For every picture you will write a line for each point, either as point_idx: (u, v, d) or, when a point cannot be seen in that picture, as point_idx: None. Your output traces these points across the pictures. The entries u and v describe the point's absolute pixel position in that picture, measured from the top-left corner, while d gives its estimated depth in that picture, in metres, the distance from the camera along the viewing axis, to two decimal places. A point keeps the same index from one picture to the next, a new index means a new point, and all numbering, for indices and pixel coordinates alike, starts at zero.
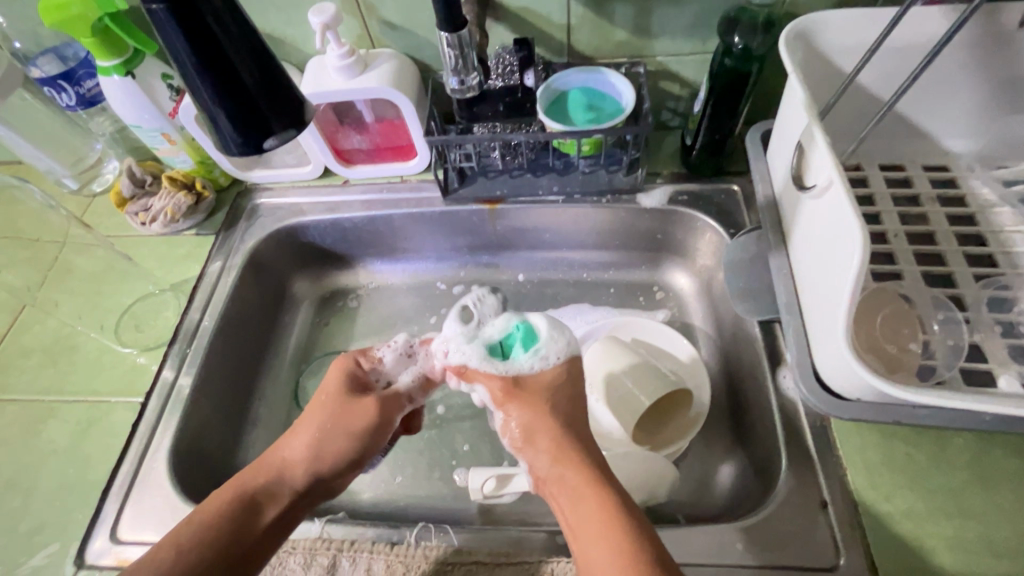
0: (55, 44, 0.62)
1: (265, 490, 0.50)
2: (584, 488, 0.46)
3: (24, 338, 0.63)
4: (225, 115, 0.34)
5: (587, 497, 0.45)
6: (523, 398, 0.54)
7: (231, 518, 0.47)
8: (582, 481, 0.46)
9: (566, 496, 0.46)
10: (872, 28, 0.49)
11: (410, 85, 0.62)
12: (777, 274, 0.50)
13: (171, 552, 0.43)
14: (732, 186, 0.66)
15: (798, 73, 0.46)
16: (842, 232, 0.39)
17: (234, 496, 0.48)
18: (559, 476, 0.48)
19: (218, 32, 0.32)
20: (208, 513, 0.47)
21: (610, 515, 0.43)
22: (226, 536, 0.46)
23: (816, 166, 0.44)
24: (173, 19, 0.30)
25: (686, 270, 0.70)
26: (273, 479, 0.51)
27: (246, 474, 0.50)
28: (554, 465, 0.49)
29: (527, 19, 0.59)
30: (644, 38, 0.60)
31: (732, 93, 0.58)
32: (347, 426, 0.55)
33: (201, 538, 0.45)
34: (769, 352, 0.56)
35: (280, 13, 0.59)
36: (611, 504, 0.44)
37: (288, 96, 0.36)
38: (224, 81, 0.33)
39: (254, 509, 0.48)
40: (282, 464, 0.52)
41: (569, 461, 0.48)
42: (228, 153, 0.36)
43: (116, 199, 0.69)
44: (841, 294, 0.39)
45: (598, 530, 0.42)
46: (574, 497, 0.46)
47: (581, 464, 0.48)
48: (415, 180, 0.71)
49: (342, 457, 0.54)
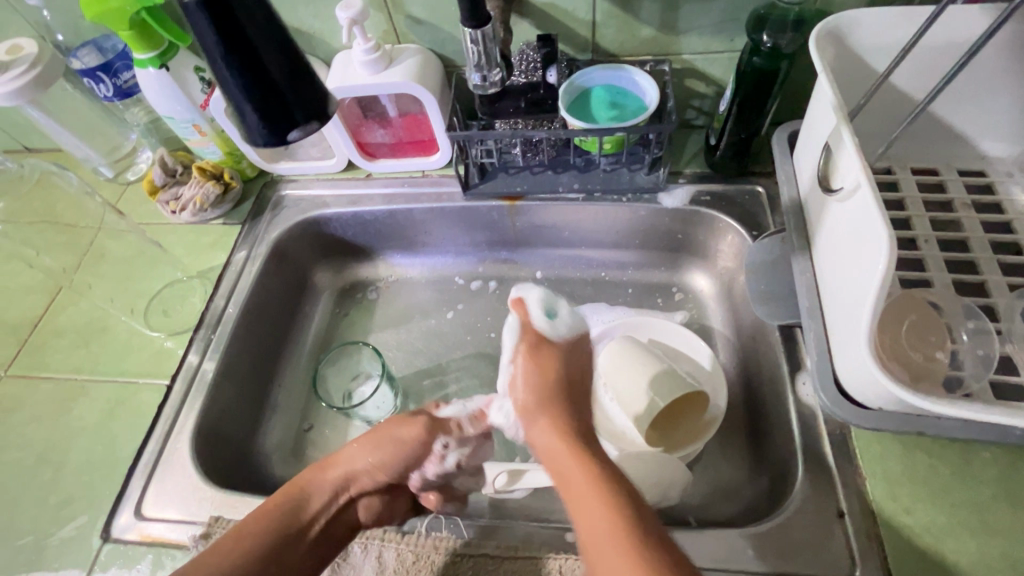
0: (96, 37, 0.65)
1: (316, 499, 0.53)
2: (577, 468, 0.46)
3: (59, 319, 0.66)
4: (250, 105, 0.35)
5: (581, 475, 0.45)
6: (546, 361, 0.59)
7: (286, 519, 0.50)
8: (578, 460, 0.46)
9: (561, 475, 0.47)
10: (908, 25, 0.47)
11: (435, 80, 0.62)
12: (800, 278, 0.49)
13: (230, 541, 0.47)
14: (756, 187, 0.65)
15: (828, 73, 0.45)
16: (867, 239, 0.38)
17: (288, 497, 0.52)
18: (556, 456, 0.49)
19: (245, 22, 0.33)
20: (265, 508, 0.50)
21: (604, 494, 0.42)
22: (281, 535, 0.49)
23: (843, 168, 0.43)
24: (203, 10, 0.31)
25: (706, 271, 0.70)
26: (325, 487, 0.54)
27: (297, 478, 0.54)
28: (551, 447, 0.50)
29: (553, 16, 0.59)
30: (671, 36, 0.59)
31: (759, 92, 0.57)
32: (399, 453, 0.57)
33: (257, 530, 0.48)
34: (788, 357, 0.55)
35: (308, 7, 0.60)
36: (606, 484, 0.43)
37: (314, 90, 0.37)
38: (251, 73, 0.34)
39: (303, 506, 0.52)
40: (334, 465, 0.55)
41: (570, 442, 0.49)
42: (253, 144, 0.37)
43: (148, 187, 0.71)
44: (864, 300, 0.38)
45: (591, 508, 0.41)
46: (567, 475, 0.46)
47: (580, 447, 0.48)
48: (437, 175, 0.72)
49: (384, 481, 0.57)
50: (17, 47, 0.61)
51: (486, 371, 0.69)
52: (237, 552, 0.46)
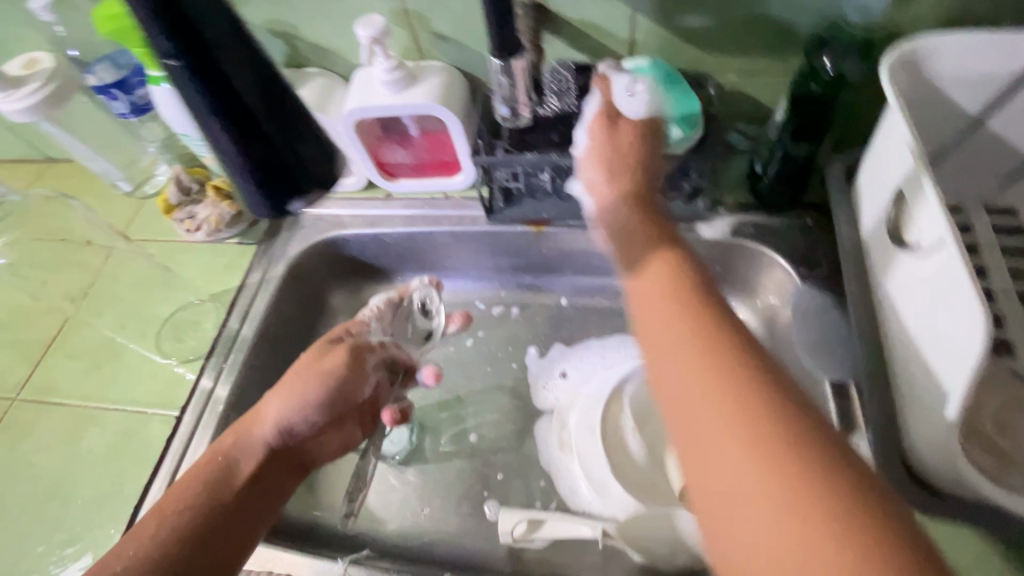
0: (111, 52, 0.63)
1: (243, 459, 0.46)
2: (697, 362, 0.30)
3: (71, 342, 0.64)
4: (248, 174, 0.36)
5: (705, 379, 0.29)
6: (623, 137, 0.48)
7: (209, 489, 0.44)
8: (697, 347, 0.30)
9: (664, 363, 0.31)
10: (1006, 55, 0.41)
11: (459, 100, 0.58)
12: (861, 336, 0.44)
13: (153, 521, 0.40)
14: (806, 221, 0.59)
15: (904, 109, 0.39)
16: (954, 313, 0.33)
17: (209, 465, 0.45)
18: (654, 334, 0.33)
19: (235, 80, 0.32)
20: (179, 490, 0.43)
21: (750, 414, 0.27)
22: (208, 506, 0.43)
23: (923, 223, 0.37)
24: (193, 79, 0.31)
25: (744, 302, 0.64)
26: (245, 444, 0.47)
27: (218, 442, 0.47)
28: (651, 321, 0.34)
29: (589, 33, 0.55)
30: (717, 56, 0.54)
31: (817, 120, 0.52)
32: (311, 381, 0.49)
33: (179, 510, 0.42)
34: (841, 415, 0.50)
35: (327, 23, 0.57)
36: (757, 404, 0.27)
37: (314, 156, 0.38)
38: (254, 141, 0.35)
39: (229, 474, 0.45)
40: (249, 419, 0.49)
41: (681, 312, 0.33)
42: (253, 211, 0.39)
43: (163, 206, 0.69)
44: (953, 384, 0.33)
45: (724, 434, 0.27)
46: (674, 368, 0.31)
47: (700, 323, 0.32)
48: (459, 196, 0.68)
49: (313, 420, 0.50)
50: (33, 61, 0.60)
51: (507, 406, 0.66)
52: (164, 531, 0.40)
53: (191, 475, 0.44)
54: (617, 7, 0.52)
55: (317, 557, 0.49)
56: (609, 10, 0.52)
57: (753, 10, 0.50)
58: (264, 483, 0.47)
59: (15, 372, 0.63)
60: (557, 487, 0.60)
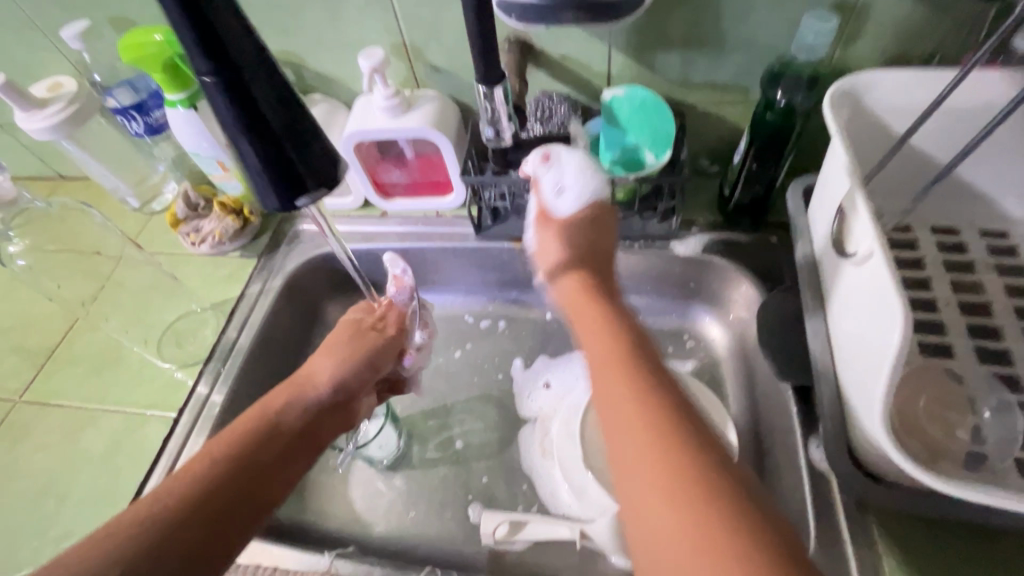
0: (131, 77, 0.68)
1: (291, 412, 0.50)
2: (641, 424, 0.35)
3: (75, 346, 0.67)
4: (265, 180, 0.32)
5: (649, 440, 0.34)
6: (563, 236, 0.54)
7: (260, 435, 0.47)
8: (642, 410, 0.36)
9: (618, 423, 0.37)
10: (929, 86, 0.47)
11: (451, 125, 0.64)
12: (813, 340, 0.48)
13: (201, 465, 0.43)
14: (771, 238, 0.64)
15: (842, 135, 0.44)
16: (881, 312, 0.37)
17: (263, 416, 0.49)
18: (609, 403, 0.38)
19: (263, 105, 0.30)
20: (233, 431, 0.46)
21: (683, 472, 0.32)
22: (254, 449, 0.46)
23: (858, 234, 0.42)
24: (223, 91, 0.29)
25: (716, 318, 0.68)
26: (296, 400, 0.51)
27: (265, 400, 0.50)
28: (603, 386, 0.40)
29: (569, 67, 0.60)
30: (685, 88, 0.60)
31: (774, 147, 0.57)
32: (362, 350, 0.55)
33: (233, 449, 0.45)
34: (801, 418, 0.53)
35: (332, 54, 0.62)
36: (693, 463, 0.32)
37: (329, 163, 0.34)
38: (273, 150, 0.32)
39: (279, 423, 0.49)
40: (302, 380, 0.53)
41: (627, 378, 0.38)
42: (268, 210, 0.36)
43: (170, 220, 0.73)
44: (878, 375, 0.37)
45: (664, 488, 0.32)
46: (621, 429, 0.36)
47: (643, 391, 0.37)
48: (451, 215, 0.72)
49: (353, 378, 0.54)
50: (58, 84, 0.65)
51: (492, 414, 0.69)
52: (211, 474, 0.42)
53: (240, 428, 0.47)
54: (594, 44, 0.57)
55: (303, 551, 0.51)
56: (587, 47, 0.58)
57: (715, 49, 0.56)
58: (307, 435, 0.50)
59: (19, 375, 0.66)
60: (539, 490, 0.62)
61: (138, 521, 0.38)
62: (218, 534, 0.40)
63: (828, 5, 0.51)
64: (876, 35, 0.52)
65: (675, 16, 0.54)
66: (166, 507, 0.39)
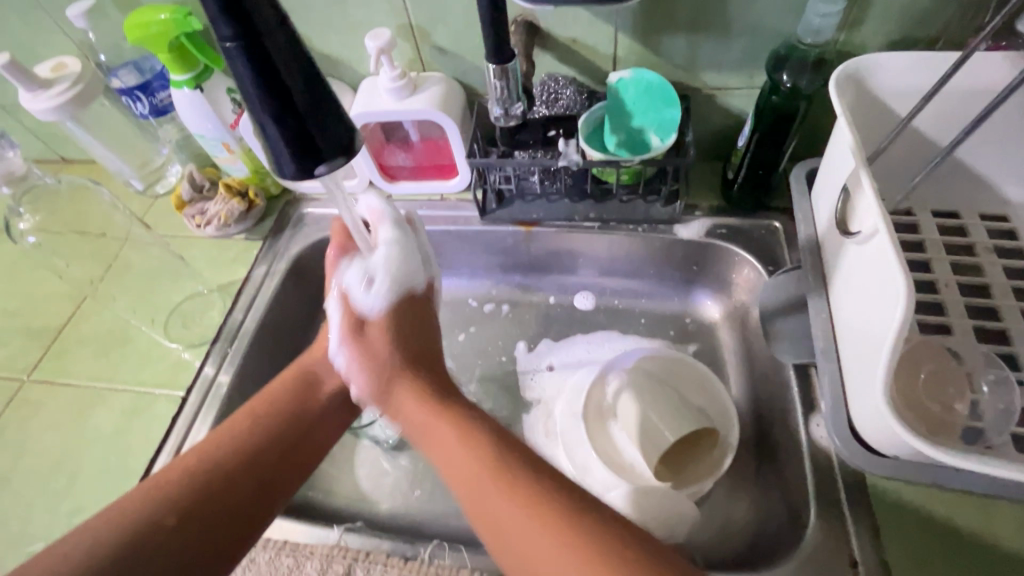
0: (136, 58, 0.68)
1: (323, 373, 0.57)
2: (472, 459, 0.43)
3: (81, 327, 0.68)
4: (284, 147, 0.29)
5: (475, 466, 0.42)
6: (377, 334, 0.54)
7: (297, 395, 0.54)
8: (471, 449, 0.43)
9: (459, 472, 0.43)
10: (935, 69, 0.47)
11: (457, 107, 0.64)
12: (815, 318, 0.49)
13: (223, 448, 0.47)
14: (773, 222, 0.64)
15: (847, 115, 0.45)
16: (885, 287, 0.38)
17: (297, 377, 0.56)
18: (442, 450, 0.45)
19: (284, 73, 0.28)
20: (271, 396, 0.53)
21: (520, 483, 0.40)
22: (291, 410, 0.53)
23: (862, 212, 0.42)
24: (245, 55, 0.27)
25: (718, 302, 0.69)
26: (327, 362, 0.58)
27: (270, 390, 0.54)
28: (432, 442, 0.46)
29: (575, 50, 0.60)
30: (691, 71, 0.60)
31: (778, 131, 0.58)
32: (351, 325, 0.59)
33: (272, 410, 0.52)
34: (803, 397, 0.54)
35: (339, 35, 0.62)
36: (517, 471, 0.41)
37: (348, 131, 0.31)
38: (292, 116, 0.29)
39: (312, 385, 0.56)
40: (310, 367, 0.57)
41: (459, 424, 0.46)
42: (282, 179, 0.31)
43: (175, 202, 0.73)
44: (881, 349, 0.38)
45: (505, 499, 0.39)
46: (464, 475, 0.43)
47: (465, 431, 0.45)
48: (455, 199, 0.73)
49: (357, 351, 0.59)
50: (62, 64, 0.64)
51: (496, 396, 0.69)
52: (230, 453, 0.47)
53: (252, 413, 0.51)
54: (601, 27, 0.57)
55: (313, 525, 0.52)
56: (594, 29, 0.58)
57: (721, 32, 0.56)
58: (339, 394, 0.57)
59: (27, 355, 0.66)
60: None
61: (193, 471, 0.44)
62: (265, 484, 0.47)
63: None
64: (882, 18, 0.52)
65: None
66: (214, 461, 0.46)
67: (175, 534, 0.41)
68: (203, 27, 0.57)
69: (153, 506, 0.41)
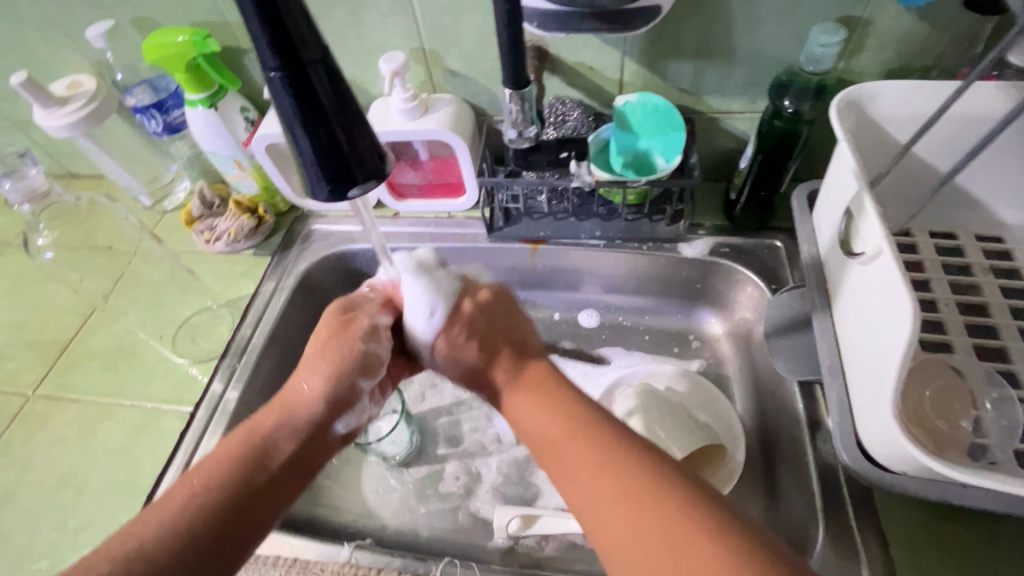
0: (151, 76, 0.69)
1: (273, 440, 0.47)
2: (597, 470, 0.39)
3: (89, 342, 0.68)
4: (317, 169, 0.30)
5: (608, 484, 0.37)
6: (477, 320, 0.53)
7: (239, 472, 0.44)
8: (594, 458, 0.39)
9: (584, 485, 0.39)
10: (932, 98, 0.49)
11: (466, 128, 0.65)
12: (821, 336, 0.50)
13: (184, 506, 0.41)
14: (775, 241, 0.66)
15: (849, 141, 0.46)
16: (891, 307, 0.39)
17: (244, 447, 0.46)
18: (574, 470, 0.40)
19: (322, 99, 0.29)
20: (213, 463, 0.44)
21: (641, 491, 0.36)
22: (232, 490, 0.43)
23: (866, 234, 0.44)
24: (288, 85, 0.28)
25: (721, 319, 0.70)
26: (281, 426, 0.48)
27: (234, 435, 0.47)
28: (561, 453, 0.42)
29: (583, 75, 0.62)
30: (695, 96, 0.62)
31: (779, 153, 0.60)
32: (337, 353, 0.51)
33: (210, 489, 0.42)
34: (808, 413, 0.55)
35: (353, 57, 0.64)
36: (646, 487, 0.36)
37: (376, 151, 0.32)
38: (328, 140, 0.30)
39: (262, 458, 0.45)
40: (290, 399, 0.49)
41: (584, 435, 0.41)
42: (314, 199, 0.32)
43: (185, 218, 0.74)
44: (888, 367, 0.39)
45: (637, 516, 0.35)
46: (594, 491, 0.38)
47: (598, 439, 0.40)
48: (462, 216, 0.74)
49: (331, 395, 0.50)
50: (77, 83, 0.65)
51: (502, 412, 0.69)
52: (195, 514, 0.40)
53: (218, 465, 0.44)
54: (609, 52, 0.59)
55: (324, 542, 0.52)
56: (602, 54, 0.60)
57: (725, 58, 0.58)
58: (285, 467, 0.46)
59: (32, 370, 0.66)
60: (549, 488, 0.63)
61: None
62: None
63: (833, 18, 0.53)
64: (879, 48, 0.54)
65: (688, 26, 0.56)
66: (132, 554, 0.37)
67: None
68: (220, 48, 0.58)
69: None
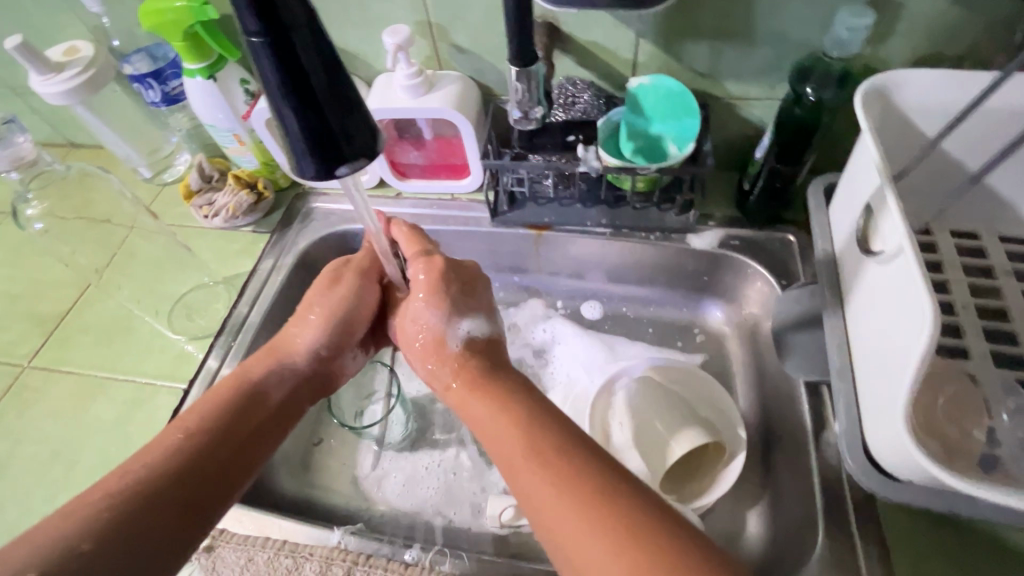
0: (149, 45, 0.67)
1: (264, 382, 0.48)
2: (560, 498, 0.36)
3: (85, 316, 0.67)
4: (303, 145, 0.29)
5: (546, 476, 0.37)
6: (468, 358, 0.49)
7: (232, 409, 0.45)
8: (533, 459, 0.38)
9: (546, 512, 0.36)
10: (963, 90, 0.46)
11: (472, 107, 0.63)
12: (830, 337, 0.48)
13: (179, 437, 0.41)
14: (788, 235, 0.63)
15: (873, 131, 0.44)
16: (908, 308, 0.37)
17: (234, 388, 0.47)
18: (528, 490, 0.38)
19: (307, 69, 0.27)
20: (206, 406, 0.45)
21: (571, 482, 0.36)
22: (224, 425, 0.44)
23: (885, 231, 0.42)
24: (272, 53, 0.26)
25: (727, 313, 0.68)
26: (269, 372, 0.49)
27: (241, 372, 0.49)
28: (517, 476, 0.39)
29: (594, 54, 0.60)
30: (711, 79, 0.59)
31: (796, 144, 0.58)
32: (335, 301, 0.54)
33: (203, 426, 0.43)
34: (813, 415, 0.53)
35: (356, 30, 0.61)
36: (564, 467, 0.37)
37: (366, 126, 0.30)
38: (313, 113, 0.28)
39: (255, 398, 0.47)
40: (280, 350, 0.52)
41: (540, 449, 0.39)
42: (300, 177, 0.30)
43: (183, 192, 0.72)
44: (904, 371, 0.37)
45: (562, 499, 0.36)
46: (552, 513, 0.36)
47: (558, 466, 0.37)
48: (466, 199, 0.72)
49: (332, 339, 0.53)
50: (74, 48, 0.63)
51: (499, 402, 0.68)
52: (191, 444, 0.41)
53: (216, 401, 0.45)
54: (623, 31, 0.57)
55: (312, 525, 0.52)
56: (615, 33, 0.57)
57: (745, 41, 0.55)
58: (287, 407, 0.49)
59: (27, 342, 0.66)
60: None
61: (84, 512, 0.35)
62: (188, 519, 0.38)
63: (863, 0, 0.50)
64: (909, 34, 0.51)
65: (708, 5, 0.53)
66: (136, 481, 0.38)
67: (105, 546, 0.34)
68: (219, 16, 0.56)
69: (57, 537, 0.33)
